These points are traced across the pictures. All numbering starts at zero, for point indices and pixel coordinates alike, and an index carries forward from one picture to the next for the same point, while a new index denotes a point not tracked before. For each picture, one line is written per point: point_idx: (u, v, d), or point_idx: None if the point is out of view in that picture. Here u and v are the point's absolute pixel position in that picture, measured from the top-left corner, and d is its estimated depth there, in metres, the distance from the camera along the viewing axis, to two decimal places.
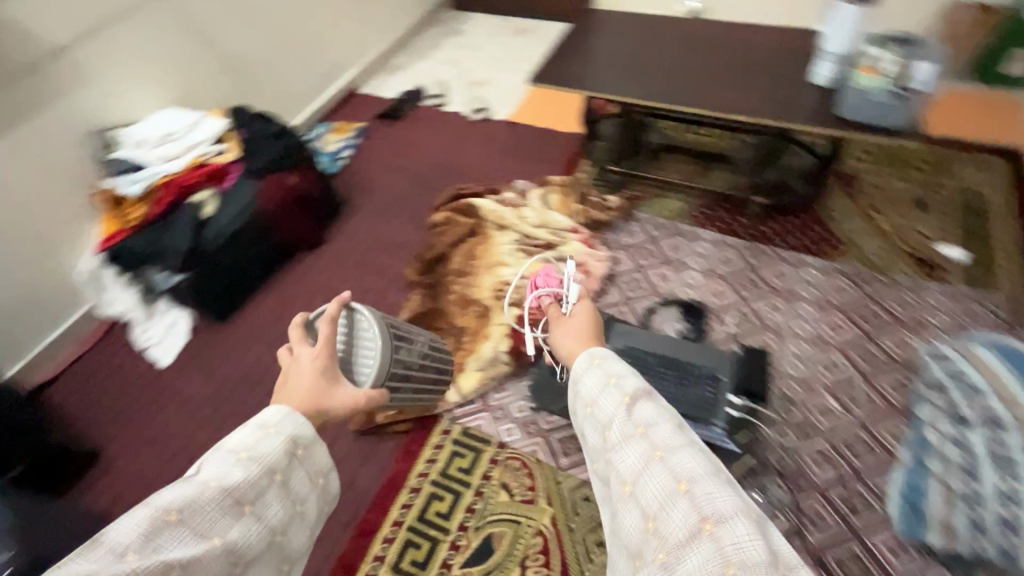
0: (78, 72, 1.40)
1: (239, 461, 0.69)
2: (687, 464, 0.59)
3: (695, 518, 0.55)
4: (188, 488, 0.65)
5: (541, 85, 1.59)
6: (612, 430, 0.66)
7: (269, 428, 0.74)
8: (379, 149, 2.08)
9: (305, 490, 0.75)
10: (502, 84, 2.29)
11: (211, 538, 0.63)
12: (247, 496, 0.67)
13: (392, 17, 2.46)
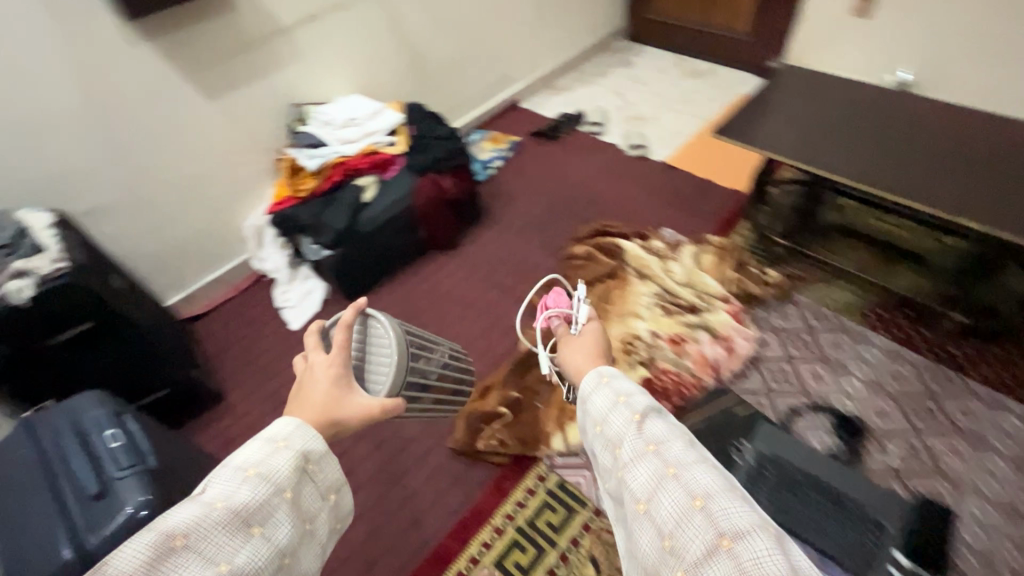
0: (294, 50, 1.53)
1: (248, 478, 0.58)
2: (701, 479, 0.50)
3: (712, 534, 0.46)
4: (191, 512, 0.54)
5: (724, 138, 1.49)
6: (614, 446, 0.55)
7: (279, 442, 0.61)
8: (527, 165, 2.07)
9: (315, 506, 0.63)
10: (665, 123, 2.19)
11: (219, 564, 0.52)
12: (257, 516, 0.56)
13: (567, 38, 2.47)
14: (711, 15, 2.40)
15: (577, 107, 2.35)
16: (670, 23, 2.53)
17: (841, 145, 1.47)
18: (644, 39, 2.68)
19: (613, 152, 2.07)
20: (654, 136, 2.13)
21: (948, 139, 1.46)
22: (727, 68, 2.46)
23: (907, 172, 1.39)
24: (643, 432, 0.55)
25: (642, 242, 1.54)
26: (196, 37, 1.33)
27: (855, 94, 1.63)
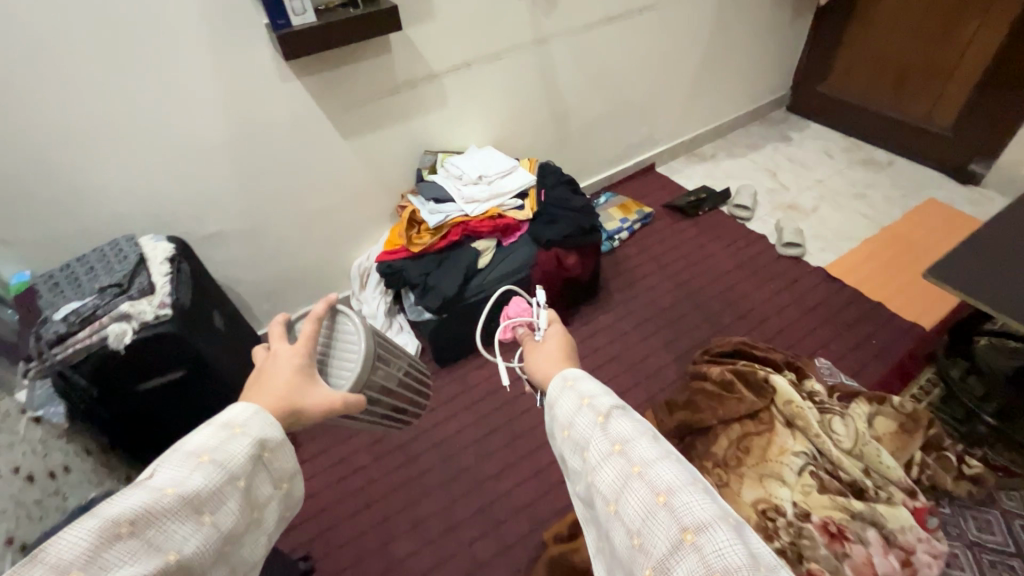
0: (438, 97, 1.44)
1: (202, 465, 0.51)
2: (663, 471, 0.50)
3: (675, 529, 0.46)
4: (138, 498, 0.47)
5: (937, 284, 1.10)
6: (582, 446, 0.55)
7: (235, 427, 0.55)
8: (658, 244, 1.84)
9: (271, 500, 0.57)
10: (828, 220, 1.86)
11: (169, 554, 0.46)
12: (211, 503, 0.50)
13: (722, 104, 2.22)
14: (904, 100, 2.04)
15: (721, 182, 2.09)
16: (848, 102, 2.19)
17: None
18: (810, 112, 2.36)
19: (760, 246, 1.78)
20: (812, 234, 1.81)
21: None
22: (912, 164, 2.07)
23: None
24: (609, 432, 0.55)
25: (794, 379, 1.26)
26: (345, 76, 1.26)
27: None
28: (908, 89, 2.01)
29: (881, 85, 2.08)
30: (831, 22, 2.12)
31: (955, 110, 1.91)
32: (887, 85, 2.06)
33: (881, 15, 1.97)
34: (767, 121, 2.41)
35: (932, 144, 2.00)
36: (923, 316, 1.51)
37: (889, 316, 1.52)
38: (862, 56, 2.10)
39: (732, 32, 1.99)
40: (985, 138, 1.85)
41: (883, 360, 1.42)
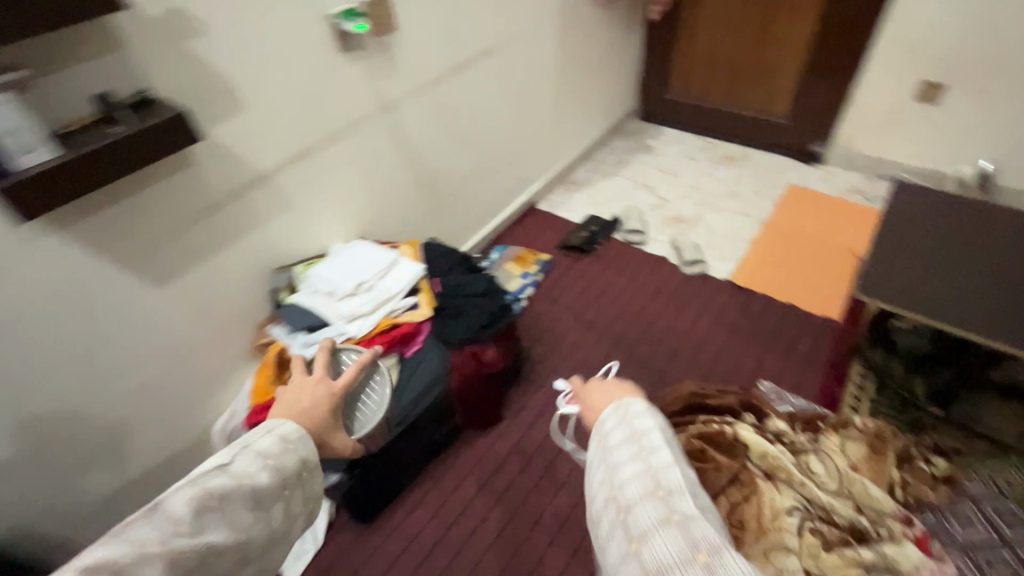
0: (276, 200, 1.13)
1: (267, 466, 0.73)
2: (639, 517, 0.60)
3: (626, 541, 0.60)
4: (225, 480, 0.69)
5: (872, 302, 1.11)
6: (586, 478, 0.72)
7: (288, 442, 0.78)
8: (565, 290, 1.69)
9: (296, 511, 0.77)
10: (715, 226, 1.87)
11: (241, 530, 0.68)
12: (267, 499, 0.72)
13: (584, 127, 2.16)
14: (744, 95, 2.13)
15: (605, 207, 2.02)
16: (695, 103, 2.26)
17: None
18: (662, 118, 2.40)
19: (665, 269, 1.73)
20: (706, 244, 1.80)
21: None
22: (762, 152, 2.19)
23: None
24: (608, 474, 0.67)
25: (755, 422, 1.17)
26: (136, 210, 0.91)
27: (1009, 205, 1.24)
28: (745, 84, 2.10)
29: (720, 84, 2.16)
30: (662, 32, 2.16)
31: (789, 99, 2.03)
32: (725, 83, 2.15)
33: (707, 20, 2.04)
34: (625, 134, 2.42)
35: (776, 133, 2.13)
36: (830, 306, 1.55)
37: (802, 314, 1.54)
38: (697, 60, 2.16)
39: (578, 57, 1.93)
40: (818, 120, 2.00)
41: (814, 364, 1.42)
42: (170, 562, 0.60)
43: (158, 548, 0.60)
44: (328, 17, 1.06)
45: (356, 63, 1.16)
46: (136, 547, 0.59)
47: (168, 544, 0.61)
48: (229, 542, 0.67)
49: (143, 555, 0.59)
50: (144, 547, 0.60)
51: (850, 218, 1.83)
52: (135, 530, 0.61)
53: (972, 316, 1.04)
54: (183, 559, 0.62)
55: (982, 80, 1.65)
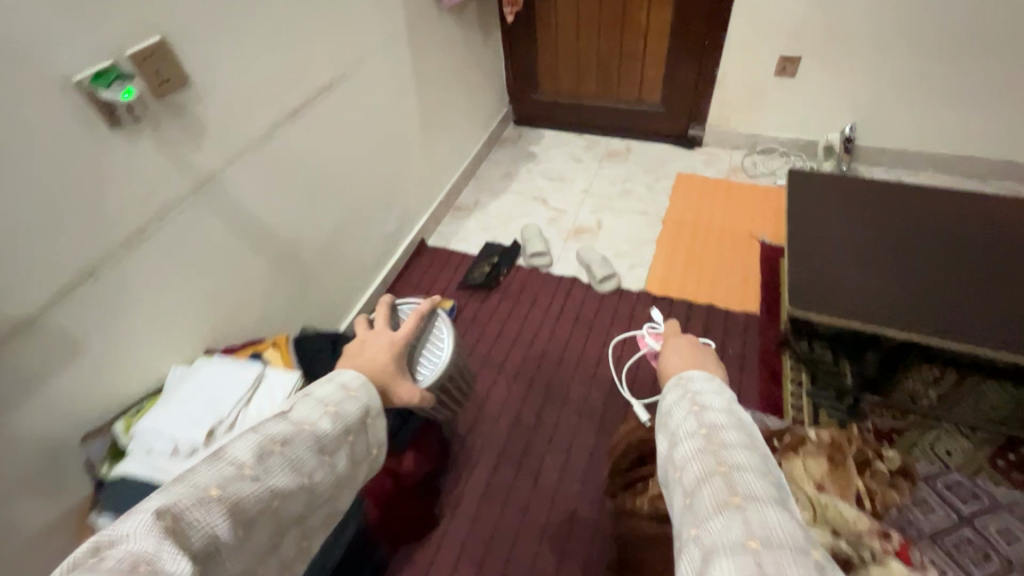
0: (61, 346, 0.80)
1: (328, 413, 0.67)
2: (748, 482, 0.59)
3: (726, 494, 0.59)
4: (284, 426, 0.64)
5: (796, 313, 1.03)
6: (678, 427, 0.70)
7: (351, 391, 0.72)
8: (477, 341, 1.50)
9: (363, 455, 0.73)
10: (617, 231, 1.78)
11: (304, 477, 0.63)
12: (333, 445, 0.66)
13: (459, 145, 1.96)
14: (617, 88, 2.05)
15: (501, 230, 1.85)
16: (568, 101, 2.15)
17: (945, 278, 1.05)
18: (539, 121, 2.27)
19: (578, 292, 1.59)
20: (614, 253, 1.70)
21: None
22: (644, 142, 2.14)
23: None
24: (705, 426, 0.67)
25: None
26: None
27: (892, 187, 1.25)
28: (616, 77, 2.02)
29: (591, 80, 2.07)
30: (521, 31, 2.01)
31: (660, 88, 1.99)
32: (595, 78, 2.06)
33: (565, 16, 1.93)
34: (503, 143, 2.25)
35: (654, 121, 2.08)
36: (746, 298, 1.52)
37: (724, 313, 1.48)
38: (563, 57, 2.05)
39: (440, 72, 1.71)
40: (691, 104, 1.98)
41: (747, 367, 1.36)
42: (233, 509, 0.55)
43: (217, 494, 0.55)
44: (79, 86, 0.75)
45: (142, 136, 0.85)
46: (197, 492, 0.54)
47: (227, 491, 0.56)
48: (292, 490, 0.62)
49: (204, 501, 0.54)
50: (204, 494, 0.54)
51: (740, 200, 1.83)
52: (197, 475, 0.56)
53: (888, 312, 1.00)
54: (245, 506, 0.56)
55: (832, 51, 1.70)
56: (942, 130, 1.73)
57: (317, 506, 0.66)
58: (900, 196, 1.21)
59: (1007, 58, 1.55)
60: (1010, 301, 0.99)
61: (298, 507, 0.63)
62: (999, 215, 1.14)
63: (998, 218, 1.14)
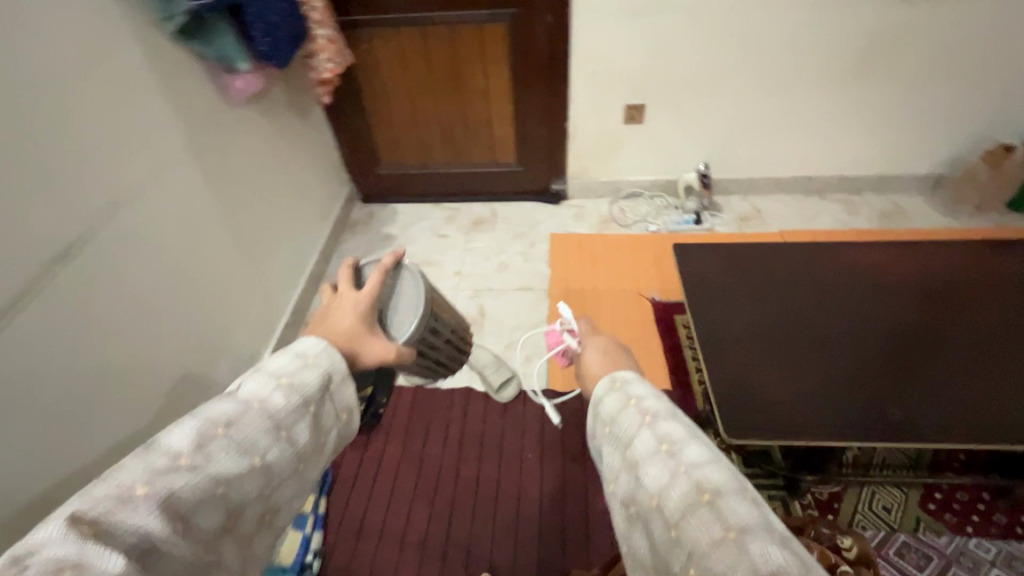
0: None
1: (282, 386, 0.57)
2: (738, 511, 0.48)
3: (719, 529, 0.47)
4: (230, 407, 0.54)
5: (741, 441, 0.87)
6: (634, 443, 0.59)
7: (309, 358, 0.61)
8: (366, 511, 1.20)
9: (334, 427, 0.63)
10: (502, 316, 1.59)
11: (257, 459, 0.52)
12: (290, 420, 0.56)
13: (296, 249, 1.64)
14: (468, 153, 1.88)
15: None
16: (416, 172, 1.93)
17: (865, 351, 0.96)
18: (388, 194, 2.02)
19: (476, 407, 1.37)
20: (505, 345, 1.51)
21: (932, 271, 1.07)
22: (507, 202, 1.99)
23: (972, 366, 0.92)
24: (663, 437, 0.57)
25: None
26: None
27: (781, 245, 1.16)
28: (464, 141, 1.85)
29: (438, 147, 1.87)
30: (346, 104, 1.74)
31: (512, 148, 1.85)
32: (442, 145, 1.86)
33: (395, 85, 1.70)
34: (353, 228, 1.96)
35: (512, 180, 1.93)
36: (653, 371, 1.41)
37: None
38: (400, 125, 1.82)
39: (249, 176, 1.38)
40: (547, 159, 1.86)
41: None
42: (168, 506, 0.45)
43: (145, 492, 0.45)
44: None
45: None
46: (119, 493, 0.44)
47: (156, 486, 0.45)
48: (242, 477, 0.51)
49: (129, 500, 0.44)
50: (128, 492, 0.44)
51: (620, 255, 1.74)
52: (122, 470, 0.46)
53: (830, 415, 0.87)
54: (179, 501, 0.46)
55: (671, 96, 1.67)
56: (778, 154, 1.81)
57: (283, 493, 0.56)
58: (792, 255, 1.12)
59: (821, 86, 1.63)
60: (933, 368, 0.92)
61: (261, 495, 0.53)
62: (887, 263, 1.09)
63: (888, 266, 1.08)
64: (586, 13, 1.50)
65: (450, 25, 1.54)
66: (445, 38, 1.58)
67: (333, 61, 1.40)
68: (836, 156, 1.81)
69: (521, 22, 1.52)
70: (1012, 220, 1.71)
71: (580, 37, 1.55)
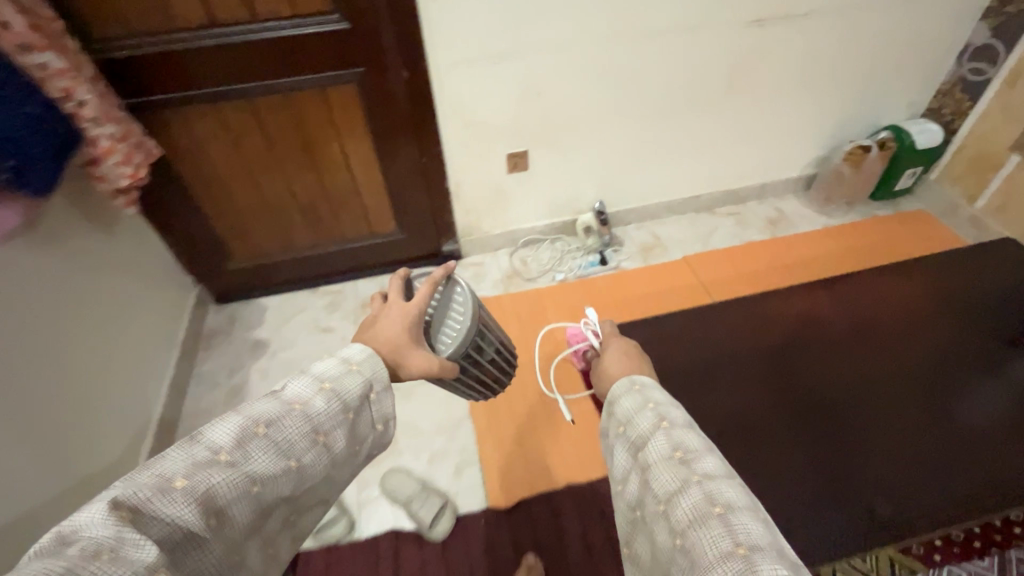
0: None
1: (324, 391, 0.67)
2: (747, 528, 0.66)
3: (732, 544, 0.65)
4: (273, 408, 0.63)
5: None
6: (649, 450, 0.80)
7: (352, 366, 0.71)
8: None
9: (363, 434, 0.73)
10: (417, 421, 1.36)
11: (291, 459, 0.62)
12: (327, 425, 0.66)
13: (123, 401, 1.26)
14: (339, 229, 1.60)
15: None
16: (278, 260, 1.62)
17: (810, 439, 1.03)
18: (249, 289, 1.68)
19: (410, 553, 1.14)
20: (427, 460, 1.28)
21: (842, 309, 1.52)
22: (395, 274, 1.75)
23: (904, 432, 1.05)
24: (682, 454, 0.77)
25: None
26: None
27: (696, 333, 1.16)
28: (332, 217, 1.57)
29: (302, 228, 1.57)
30: (167, 195, 1.39)
31: (389, 216, 1.61)
32: (306, 225, 1.57)
33: (232, 166, 1.39)
34: (210, 341, 1.61)
35: (395, 249, 1.69)
36: (598, 454, 1.28)
37: (586, 488, 1.22)
38: (246, 211, 1.50)
39: (25, 340, 1.00)
40: (431, 222, 1.65)
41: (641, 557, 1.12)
42: (204, 497, 0.54)
43: (184, 485, 0.54)
44: None
45: None
46: (162, 482, 0.53)
47: (196, 477, 0.54)
48: (273, 474, 0.61)
49: (167, 491, 0.52)
50: (169, 481, 0.53)
51: (532, 317, 1.59)
52: (167, 461, 0.55)
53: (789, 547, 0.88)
54: (216, 491, 0.55)
55: (554, 139, 1.54)
56: (666, 180, 1.77)
57: (309, 485, 0.66)
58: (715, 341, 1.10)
59: (699, 111, 1.60)
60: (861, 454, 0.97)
61: (286, 490, 0.63)
62: (809, 310, 1.52)
63: (811, 311, 1.52)
64: (446, 65, 1.30)
65: (285, 94, 1.27)
66: (284, 108, 1.30)
67: (130, 162, 1.08)
68: (717, 174, 1.81)
69: (371, 81, 1.28)
70: (876, 210, 1.84)
71: (444, 90, 1.35)
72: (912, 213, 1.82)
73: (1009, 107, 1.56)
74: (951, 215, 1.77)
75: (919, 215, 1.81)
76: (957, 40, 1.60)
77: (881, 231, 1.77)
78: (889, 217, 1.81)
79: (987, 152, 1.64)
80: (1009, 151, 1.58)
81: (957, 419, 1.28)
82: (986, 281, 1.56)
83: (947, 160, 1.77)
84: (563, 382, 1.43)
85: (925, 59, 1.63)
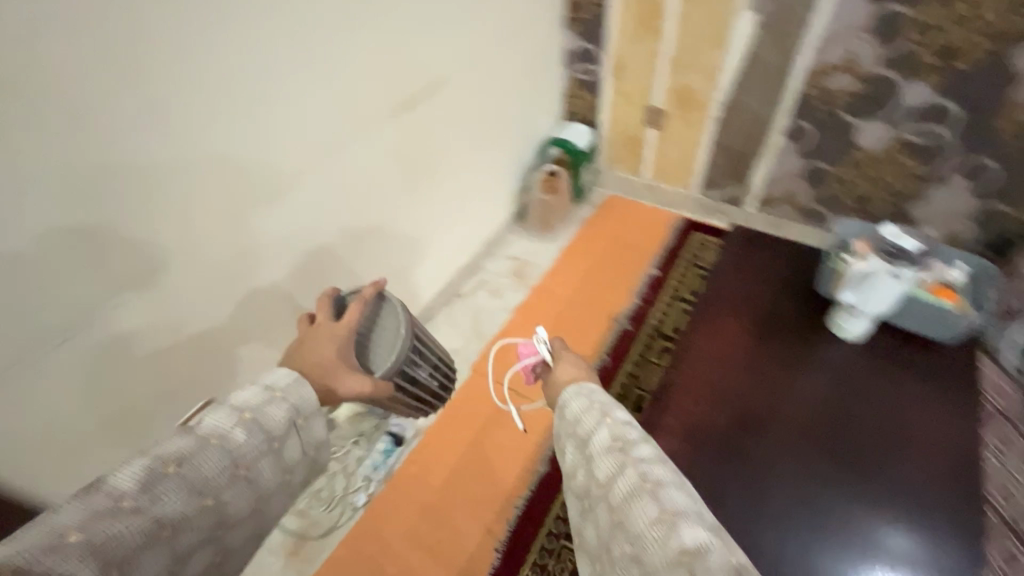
0: None
1: (244, 422, 0.62)
2: (675, 500, 0.57)
3: (658, 513, 0.56)
4: (188, 442, 0.58)
5: None
6: (592, 438, 0.66)
7: (275, 392, 0.66)
8: None
9: (295, 461, 0.68)
10: None
11: (206, 497, 0.57)
12: (248, 458, 0.61)
13: None
14: None
15: None
16: None
17: None
18: None
19: None
20: None
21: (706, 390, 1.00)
22: None
23: None
24: (618, 441, 0.64)
25: None
26: None
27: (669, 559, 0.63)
28: None
29: None
30: None
31: None
32: None
33: None
34: None
35: None
36: None
37: None
38: None
39: None
40: None
41: None
42: (102, 552, 0.49)
43: (78, 537, 0.48)
44: None
45: None
46: (54, 537, 0.47)
47: (94, 529, 0.49)
48: (188, 516, 0.55)
49: (59, 548, 0.47)
50: (64, 534, 0.48)
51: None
52: (61, 516, 0.49)
53: None
54: (119, 543, 0.50)
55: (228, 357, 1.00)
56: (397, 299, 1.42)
57: (232, 529, 0.61)
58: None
59: (390, 217, 1.27)
60: None
61: (203, 533, 0.57)
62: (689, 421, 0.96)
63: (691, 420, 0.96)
64: None
65: None
66: None
67: None
68: (442, 260, 1.55)
69: None
70: (580, 212, 1.87)
71: None
72: (602, 202, 1.91)
73: (623, 92, 1.70)
74: (630, 190, 1.91)
75: (608, 201, 1.90)
76: (558, 50, 1.67)
77: (596, 234, 1.80)
78: (594, 213, 1.86)
79: (626, 132, 1.79)
80: (644, 128, 1.74)
81: (807, 401, 0.98)
82: (692, 246, 1.70)
83: (602, 149, 1.88)
84: (517, 394, 1.40)
85: (546, 72, 1.66)
